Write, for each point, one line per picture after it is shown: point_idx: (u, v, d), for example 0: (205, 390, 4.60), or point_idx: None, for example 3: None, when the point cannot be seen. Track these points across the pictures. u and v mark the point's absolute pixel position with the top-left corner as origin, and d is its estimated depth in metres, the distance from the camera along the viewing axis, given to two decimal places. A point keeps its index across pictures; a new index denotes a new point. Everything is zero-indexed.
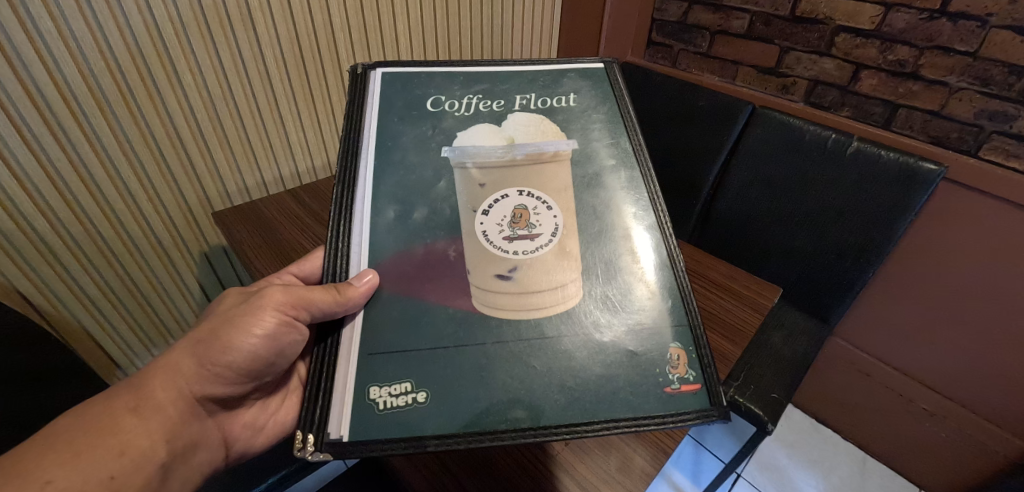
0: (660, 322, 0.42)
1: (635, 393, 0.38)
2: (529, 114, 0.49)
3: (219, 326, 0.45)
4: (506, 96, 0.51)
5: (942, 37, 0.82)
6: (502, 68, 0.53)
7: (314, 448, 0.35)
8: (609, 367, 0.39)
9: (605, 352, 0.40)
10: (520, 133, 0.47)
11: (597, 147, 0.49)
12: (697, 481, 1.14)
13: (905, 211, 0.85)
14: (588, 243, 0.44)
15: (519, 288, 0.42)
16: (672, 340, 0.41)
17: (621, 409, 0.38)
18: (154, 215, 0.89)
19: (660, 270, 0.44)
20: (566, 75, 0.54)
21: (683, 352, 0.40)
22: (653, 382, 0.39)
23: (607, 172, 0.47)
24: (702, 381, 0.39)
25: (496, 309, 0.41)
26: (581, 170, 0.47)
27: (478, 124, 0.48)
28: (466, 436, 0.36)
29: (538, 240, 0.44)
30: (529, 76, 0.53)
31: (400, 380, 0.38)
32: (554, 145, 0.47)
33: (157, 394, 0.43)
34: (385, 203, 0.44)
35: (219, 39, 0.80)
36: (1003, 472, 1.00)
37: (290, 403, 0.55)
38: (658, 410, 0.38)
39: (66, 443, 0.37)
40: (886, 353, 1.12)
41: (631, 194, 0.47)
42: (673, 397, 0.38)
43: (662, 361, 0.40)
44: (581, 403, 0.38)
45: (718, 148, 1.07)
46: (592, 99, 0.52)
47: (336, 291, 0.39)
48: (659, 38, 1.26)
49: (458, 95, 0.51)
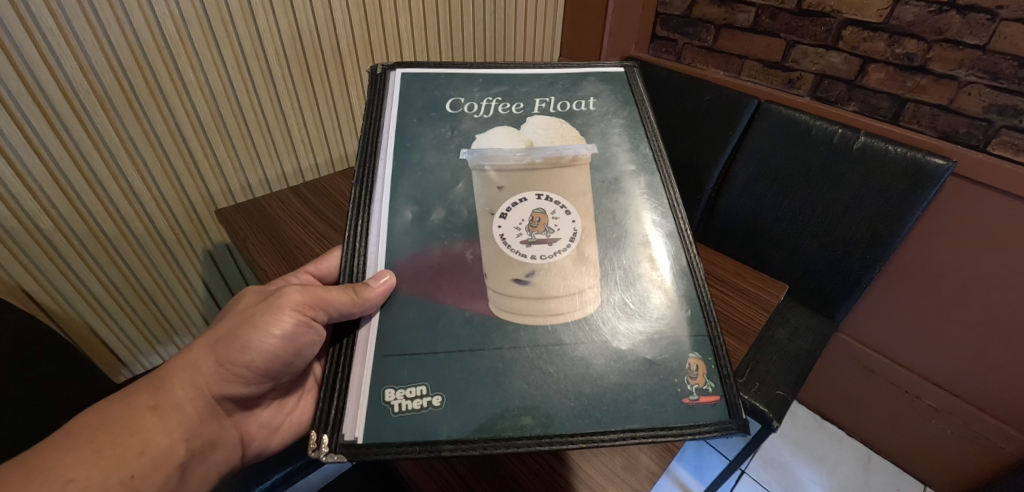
0: (680, 331, 0.41)
1: (653, 403, 0.38)
2: (548, 118, 0.49)
3: (236, 326, 0.45)
4: (526, 99, 0.51)
5: (952, 30, 0.81)
6: (522, 70, 0.53)
7: (329, 449, 0.35)
8: (627, 376, 0.39)
9: (624, 360, 0.40)
10: (539, 136, 0.47)
11: (617, 153, 0.48)
12: (700, 476, 1.15)
13: (913, 206, 0.85)
14: (607, 249, 0.44)
15: (537, 293, 0.42)
16: (691, 350, 0.41)
17: (638, 419, 0.38)
18: (158, 213, 0.88)
19: (678, 277, 0.44)
20: (587, 79, 0.53)
21: (701, 363, 0.40)
22: (671, 392, 0.39)
23: (626, 177, 0.47)
24: (721, 393, 0.39)
25: (513, 313, 0.41)
26: (600, 175, 0.47)
27: (497, 126, 0.48)
28: (482, 442, 0.36)
29: (556, 244, 0.44)
30: (550, 79, 0.53)
31: (416, 383, 0.38)
32: (573, 150, 0.47)
33: (176, 393, 0.43)
34: (403, 203, 0.44)
35: (221, 35, 0.79)
36: (1008, 468, 1.00)
37: (305, 403, 0.55)
38: (676, 421, 0.38)
39: (88, 441, 0.37)
40: (892, 348, 1.12)
41: (650, 201, 0.47)
42: (692, 409, 0.38)
43: (680, 371, 0.40)
44: (599, 410, 0.38)
45: (723, 143, 1.06)
46: (612, 103, 0.52)
47: (354, 292, 0.39)
48: (664, 32, 1.25)
49: (477, 97, 0.51)
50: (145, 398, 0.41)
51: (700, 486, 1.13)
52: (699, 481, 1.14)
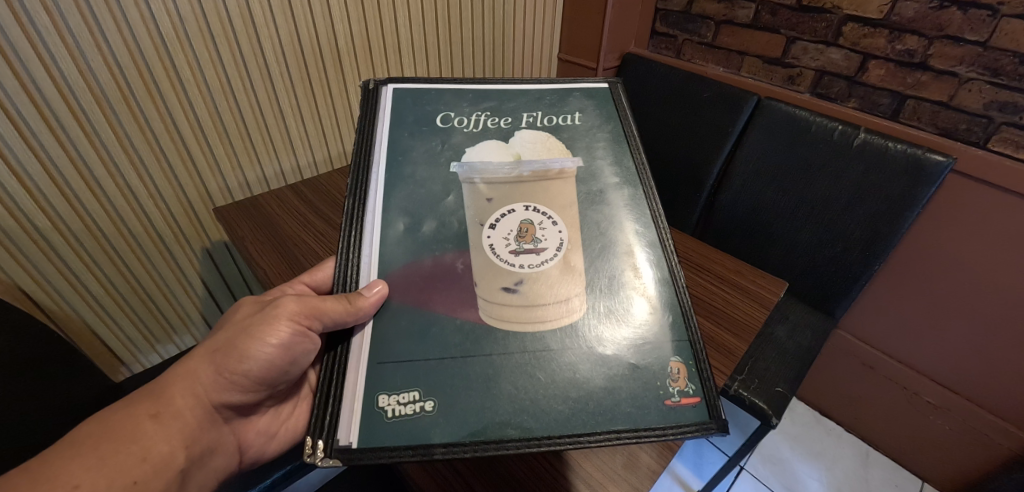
0: (661, 337, 0.42)
1: (637, 405, 0.39)
2: (535, 132, 0.49)
3: (234, 335, 0.46)
4: (514, 114, 0.51)
5: (953, 26, 0.81)
6: (510, 85, 0.53)
7: (324, 454, 0.35)
8: (611, 380, 0.40)
9: (608, 365, 0.40)
10: (527, 150, 0.48)
11: (602, 165, 0.49)
12: (699, 473, 1.16)
13: (912, 203, 0.85)
14: (593, 258, 0.45)
15: (525, 302, 0.42)
16: (672, 355, 0.41)
17: (622, 421, 0.38)
18: (155, 211, 0.88)
19: (660, 285, 0.44)
20: (573, 94, 0.54)
21: (683, 366, 0.41)
22: (654, 395, 0.39)
23: (611, 188, 0.48)
24: (701, 394, 0.39)
25: (501, 321, 0.42)
26: (586, 187, 0.47)
27: (486, 140, 0.48)
28: (472, 445, 0.36)
29: (543, 254, 0.44)
30: (537, 94, 0.53)
31: (408, 389, 0.38)
32: (560, 163, 0.47)
33: (175, 401, 0.43)
34: (395, 214, 0.45)
35: (218, 33, 0.79)
36: (1006, 463, 1.01)
37: (300, 411, 0.54)
38: (659, 423, 0.38)
39: (91, 449, 0.38)
40: (890, 344, 1.13)
41: (634, 211, 0.47)
42: (674, 411, 0.39)
43: (663, 374, 0.40)
44: (585, 414, 0.38)
45: (723, 140, 1.06)
46: (598, 117, 0.52)
47: (347, 301, 0.39)
48: (663, 29, 1.25)
49: (468, 111, 0.51)
50: (146, 406, 0.42)
51: (699, 482, 1.14)
52: (698, 477, 1.14)
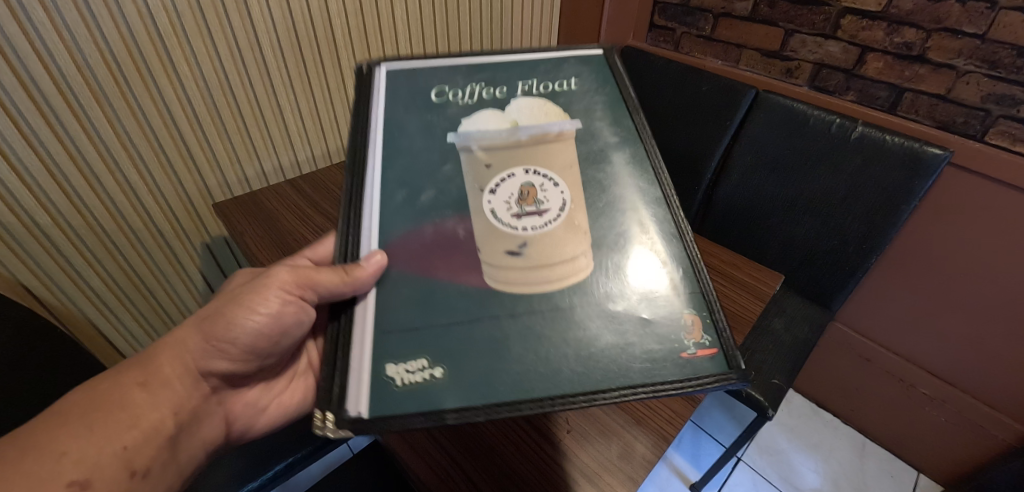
0: (672, 290, 0.42)
1: (652, 361, 0.38)
2: (532, 98, 0.49)
3: (224, 304, 0.46)
4: (509, 83, 0.51)
5: (951, 19, 0.81)
6: (502, 56, 0.53)
7: (335, 426, 0.35)
8: (622, 338, 0.39)
9: (619, 322, 0.40)
10: (524, 116, 0.47)
11: (600, 126, 0.48)
12: (697, 465, 1.16)
13: (911, 195, 0.85)
14: (597, 217, 0.44)
15: (529, 264, 0.42)
16: (685, 307, 0.41)
17: (638, 377, 0.38)
18: (154, 206, 0.87)
19: (668, 240, 0.44)
20: (566, 61, 0.53)
21: (697, 318, 0.40)
22: (670, 348, 0.39)
23: (611, 148, 0.47)
24: (719, 345, 0.39)
25: (507, 284, 0.42)
26: (587, 147, 0.47)
27: (484, 109, 0.48)
28: (484, 407, 0.36)
29: (546, 215, 0.44)
30: (530, 64, 0.52)
31: (416, 356, 0.38)
32: (557, 126, 0.47)
33: (163, 369, 0.44)
34: (392, 186, 0.45)
35: (212, 24, 0.78)
36: (1001, 455, 1.02)
37: (296, 385, 0.56)
38: (677, 375, 0.38)
39: (80, 417, 0.38)
40: (886, 337, 1.13)
41: (635, 170, 0.47)
42: (691, 363, 0.38)
43: (677, 328, 0.40)
44: (597, 372, 0.38)
45: (721, 132, 1.06)
46: (594, 80, 0.52)
47: (345, 272, 0.40)
48: (662, 21, 1.23)
49: (462, 84, 0.50)
50: (135, 376, 0.42)
51: (697, 474, 1.15)
52: (696, 469, 1.15)
